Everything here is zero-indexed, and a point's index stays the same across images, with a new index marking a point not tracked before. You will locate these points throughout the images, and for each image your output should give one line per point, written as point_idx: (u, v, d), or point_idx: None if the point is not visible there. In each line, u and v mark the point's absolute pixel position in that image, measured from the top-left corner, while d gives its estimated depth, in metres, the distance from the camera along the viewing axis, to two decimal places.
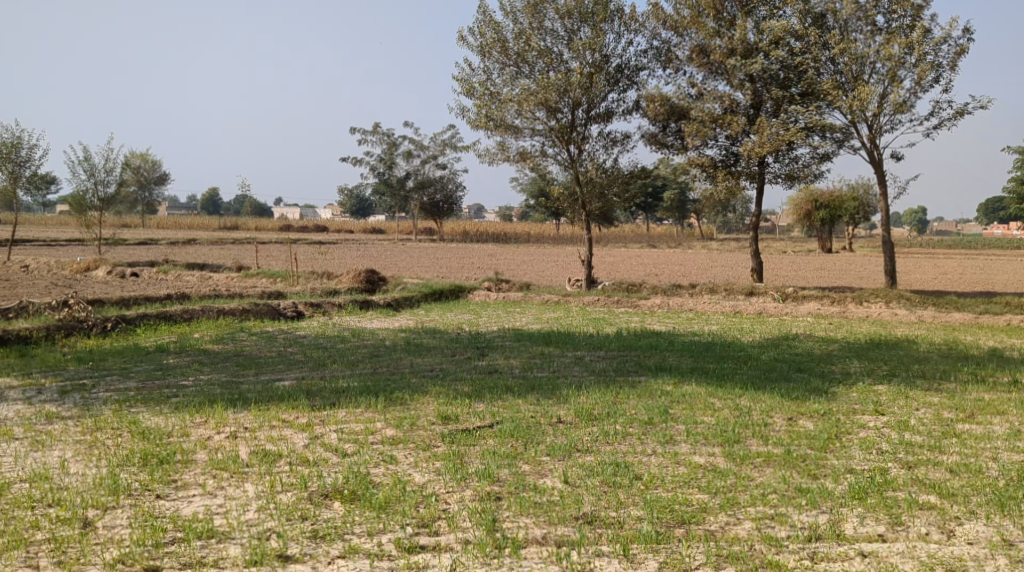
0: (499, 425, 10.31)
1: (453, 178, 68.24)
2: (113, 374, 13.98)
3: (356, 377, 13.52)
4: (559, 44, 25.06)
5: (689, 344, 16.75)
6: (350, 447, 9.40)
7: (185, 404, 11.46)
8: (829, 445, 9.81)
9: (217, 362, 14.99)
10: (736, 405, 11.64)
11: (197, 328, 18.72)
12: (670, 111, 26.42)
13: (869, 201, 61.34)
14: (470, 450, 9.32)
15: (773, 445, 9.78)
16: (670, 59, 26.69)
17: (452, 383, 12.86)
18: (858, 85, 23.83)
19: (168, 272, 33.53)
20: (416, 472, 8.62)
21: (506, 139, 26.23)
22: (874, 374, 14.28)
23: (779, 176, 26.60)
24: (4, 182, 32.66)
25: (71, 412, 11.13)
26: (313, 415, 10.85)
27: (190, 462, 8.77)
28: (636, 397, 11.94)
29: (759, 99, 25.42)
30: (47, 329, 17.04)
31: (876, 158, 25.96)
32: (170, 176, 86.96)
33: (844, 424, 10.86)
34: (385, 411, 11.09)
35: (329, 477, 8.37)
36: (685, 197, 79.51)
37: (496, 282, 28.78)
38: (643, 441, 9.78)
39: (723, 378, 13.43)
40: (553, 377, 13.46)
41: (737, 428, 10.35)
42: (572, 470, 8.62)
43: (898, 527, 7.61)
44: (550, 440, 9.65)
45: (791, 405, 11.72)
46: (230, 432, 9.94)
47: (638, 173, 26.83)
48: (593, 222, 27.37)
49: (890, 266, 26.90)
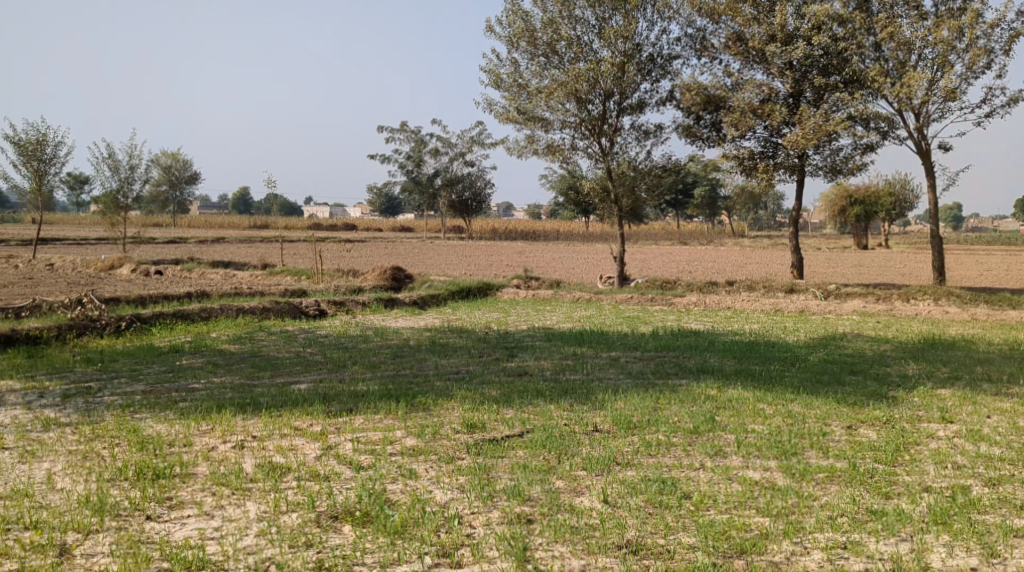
0: (530, 435, 9.38)
1: (481, 175, 67.16)
2: (122, 376, 13.23)
3: (377, 380, 12.66)
4: (591, 33, 24.10)
5: (732, 345, 15.72)
6: (366, 460, 8.54)
7: (192, 410, 10.67)
8: (898, 459, 8.78)
9: (232, 363, 14.23)
10: (788, 412, 10.64)
11: (215, 328, 17.97)
12: (705, 101, 25.37)
13: (904, 196, 59.53)
14: (499, 463, 8.41)
15: (835, 458, 8.79)
16: (705, 47, 25.59)
17: (478, 387, 11.94)
18: (905, 71, 22.62)
19: (192, 270, 33.03)
20: (437, 489, 7.71)
21: (535, 132, 25.30)
22: (936, 377, 13.19)
23: (820, 168, 25.44)
24: (30, 181, 32.23)
25: (69, 419, 10.35)
26: (328, 423, 10.00)
27: (189, 477, 7.95)
28: (679, 403, 10.95)
29: (799, 88, 24.30)
30: (58, 329, 16.34)
31: (922, 148, 24.75)
32: (200, 175, 86.40)
33: (910, 433, 9.83)
34: (406, 418, 10.23)
35: (340, 494, 7.49)
36: (716, 193, 78.28)
37: (525, 278, 27.92)
38: (690, 453, 8.81)
39: (773, 381, 12.41)
40: (587, 380, 12.50)
41: (793, 438, 9.38)
42: (612, 487, 7.69)
43: (994, 560, 6.67)
44: (587, 452, 8.72)
45: (849, 411, 10.70)
46: (237, 442, 9.13)
47: (671, 166, 25.77)
48: (624, 219, 26.38)
49: (939, 261, 25.53)
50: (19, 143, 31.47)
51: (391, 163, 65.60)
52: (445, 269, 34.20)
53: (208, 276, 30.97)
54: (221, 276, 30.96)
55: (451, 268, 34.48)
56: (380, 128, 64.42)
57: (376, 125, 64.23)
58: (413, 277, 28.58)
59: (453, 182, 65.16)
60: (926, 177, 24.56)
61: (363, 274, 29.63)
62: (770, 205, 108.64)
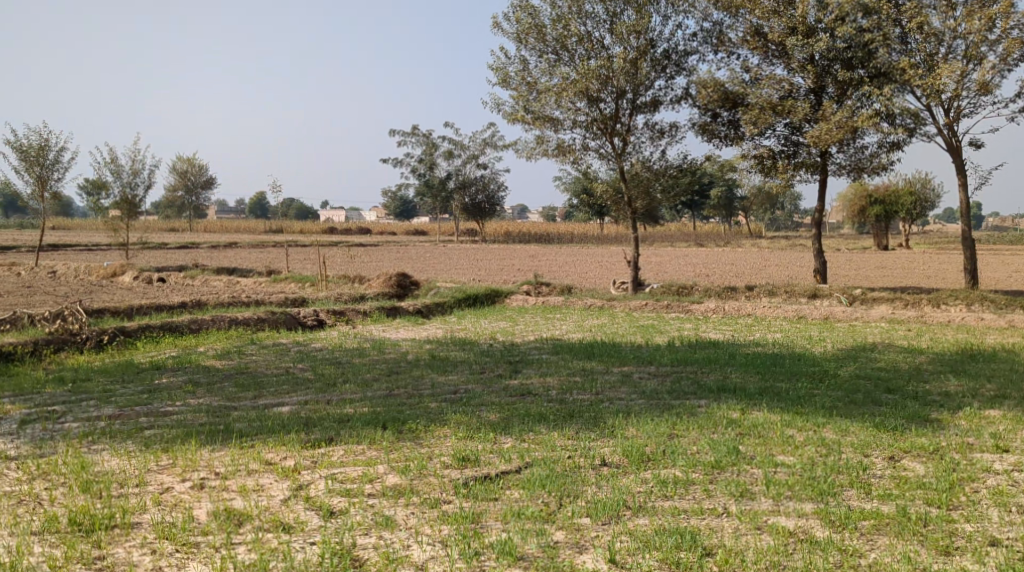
0: (529, 471, 8.25)
1: (495, 178, 65.94)
2: (93, 398, 12.18)
3: (367, 401, 11.56)
4: (601, 29, 22.98)
5: (755, 358, 14.49)
6: (340, 503, 7.50)
7: (157, 440, 9.59)
8: (956, 500, 7.60)
9: (214, 382, 13.21)
10: (821, 439, 9.43)
11: (203, 342, 16.95)
12: (723, 98, 24.18)
13: (925, 194, 57.61)
14: (489, 509, 7.32)
15: (880, 499, 7.63)
16: (722, 42, 24.36)
17: (476, 410, 10.80)
18: (934, 65, 21.31)
19: (195, 277, 32.18)
20: (415, 544, 6.74)
21: (544, 133, 24.17)
22: (981, 396, 11.92)
23: (844, 168, 24.14)
24: (31, 187, 31.32)
25: (18, 451, 9.31)
26: (304, 456, 8.92)
27: (131, 528, 6.99)
28: (699, 430, 9.75)
29: (822, 83, 22.99)
30: (34, 344, 15.38)
31: (952, 144, 23.48)
32: (214, 180, 85.67)
33: (963, 466, 8.64)
34: (391, 450, 9.11)
35: (300, 555, 6.57)
36: (733, 193, 76.96)
37: (535, 284, 26.78)
38: (711, 495, 7.65)
39: (802, 402, 11.19)
40: (597, 401, 11.33)
41: (829, 474, 8.20)
42: (621, 542, 6.69)
43: None
44: (593, 493, 7.58)
45: (889, 439, 9.48)
46: (197, 481, 8.09)
47: (688, 167, 24.53)
48: (638, 222, 25.16)
49: (971, 263, 24.15)
50: (20, 149, 30.66)
51: (403, 166, 64.62)
52: (455, 272, 34.06)
53: (210, 284, 30.02)
54: (224, 284, 30.07)
55: (460, 274, 33.49)
56: (392, 132, 63.43)
57: (389, 129, 63.35)
58: (420, 284, 27.54)
59: (466, 184, 64.14)
60: (957, 175, 23.24)
61: (369, 281, 28.61)
62: (786, 206, 107.21)
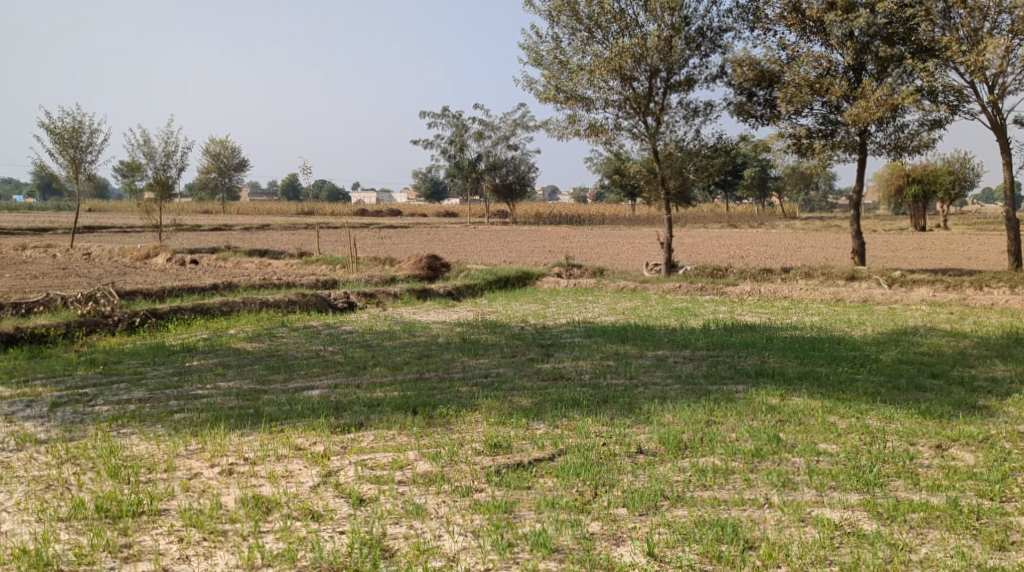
0: (563, 459, 8.02)
1: (525, 159, 65.65)
2: (124, 381, 12.13)
3: (396, 385, 11.40)
4: (635, 6, 22.53)
5: (793, 342, 14.14)
6: (370, 490, 7.35)
7: (187, 424, 9.49)
8: (1008, 492, 7.29)
9: (244, 364, 13.13)
10: (865, 427, 9.11)
11: (234, 324, 16.89)
12: (759, 76, 23.64)
13: (964, 173, 56.46)
14: (523, 498, 7.13)
15: (928, 491, 7.33)
16: (758, 19, 23.81)
17: (508, 395, 10.60)
18: (978, 40, 20.66)
19: (227, 259, 32.26)
20: (446, 534, 6.58)
21: (577, 112, 23.81)
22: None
23: (884, 147, 23.55)
24: (66, 169, 31.48)
25: (48, 435, 9.24)
26: (334, 441, 8.76)
27: (158, 515, 6.90)
28: (737, 417, 9.47)
29: (862, 60, 22.38)
30: (66, 327, 15.40)
31: (996, 121, 22.79)
32: (246, 163, 86.01)
33: (1015, 456, 8.29)
34: (421, 436, 8.93)
35: (330, 545, 6.43)
36: (767, 174, 76.00)
37: (567, 266, 26.50)
38: (752, 485, 7.38)
39: (844, 388, 10.87)
40: (631, 386, 11.08)
41: (874, 464, 7.90)
42: (659, 535, 6.48)
43: None
44: (630, 483, 7.35)
45: (935, 427, 9.15)
46: (225, 467, 7.95)
47: (722, 146, 24.07)
48: (671, 203, 24.75)
49: (1015, 245, 23.49)
50: (54, 131, 30.79)
51: (433, 147, 64.42)
52: (486, 254, 33.90)
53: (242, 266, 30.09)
54: (256, 266, 30.12)
55: (490, 256, 33.31)
56: (422, 113, 63.27)
57: (419, 110, 63.23)
58: (450, 266, 27.35)
59: (496, 165, 63.85)
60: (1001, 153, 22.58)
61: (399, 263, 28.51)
62: (821, 186, 105.88)
